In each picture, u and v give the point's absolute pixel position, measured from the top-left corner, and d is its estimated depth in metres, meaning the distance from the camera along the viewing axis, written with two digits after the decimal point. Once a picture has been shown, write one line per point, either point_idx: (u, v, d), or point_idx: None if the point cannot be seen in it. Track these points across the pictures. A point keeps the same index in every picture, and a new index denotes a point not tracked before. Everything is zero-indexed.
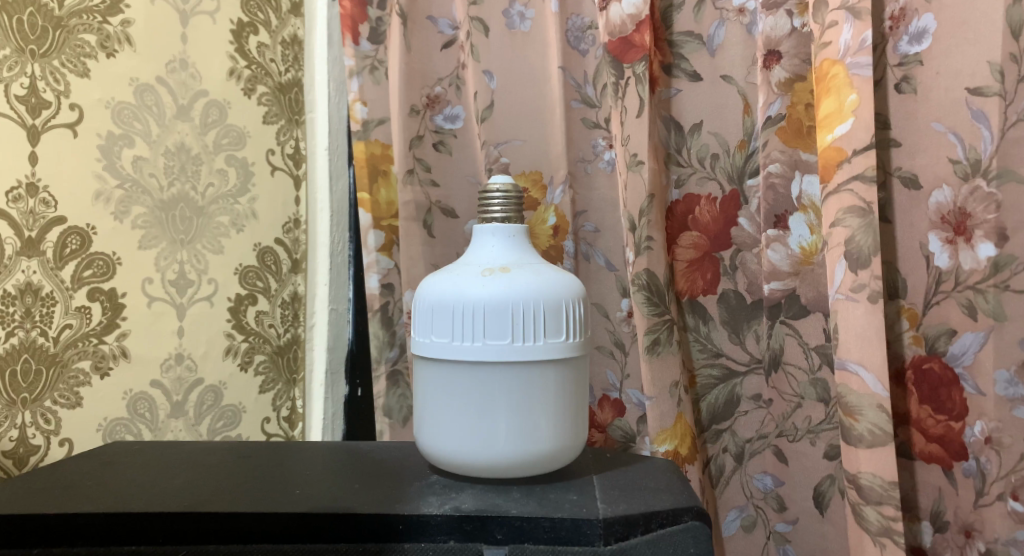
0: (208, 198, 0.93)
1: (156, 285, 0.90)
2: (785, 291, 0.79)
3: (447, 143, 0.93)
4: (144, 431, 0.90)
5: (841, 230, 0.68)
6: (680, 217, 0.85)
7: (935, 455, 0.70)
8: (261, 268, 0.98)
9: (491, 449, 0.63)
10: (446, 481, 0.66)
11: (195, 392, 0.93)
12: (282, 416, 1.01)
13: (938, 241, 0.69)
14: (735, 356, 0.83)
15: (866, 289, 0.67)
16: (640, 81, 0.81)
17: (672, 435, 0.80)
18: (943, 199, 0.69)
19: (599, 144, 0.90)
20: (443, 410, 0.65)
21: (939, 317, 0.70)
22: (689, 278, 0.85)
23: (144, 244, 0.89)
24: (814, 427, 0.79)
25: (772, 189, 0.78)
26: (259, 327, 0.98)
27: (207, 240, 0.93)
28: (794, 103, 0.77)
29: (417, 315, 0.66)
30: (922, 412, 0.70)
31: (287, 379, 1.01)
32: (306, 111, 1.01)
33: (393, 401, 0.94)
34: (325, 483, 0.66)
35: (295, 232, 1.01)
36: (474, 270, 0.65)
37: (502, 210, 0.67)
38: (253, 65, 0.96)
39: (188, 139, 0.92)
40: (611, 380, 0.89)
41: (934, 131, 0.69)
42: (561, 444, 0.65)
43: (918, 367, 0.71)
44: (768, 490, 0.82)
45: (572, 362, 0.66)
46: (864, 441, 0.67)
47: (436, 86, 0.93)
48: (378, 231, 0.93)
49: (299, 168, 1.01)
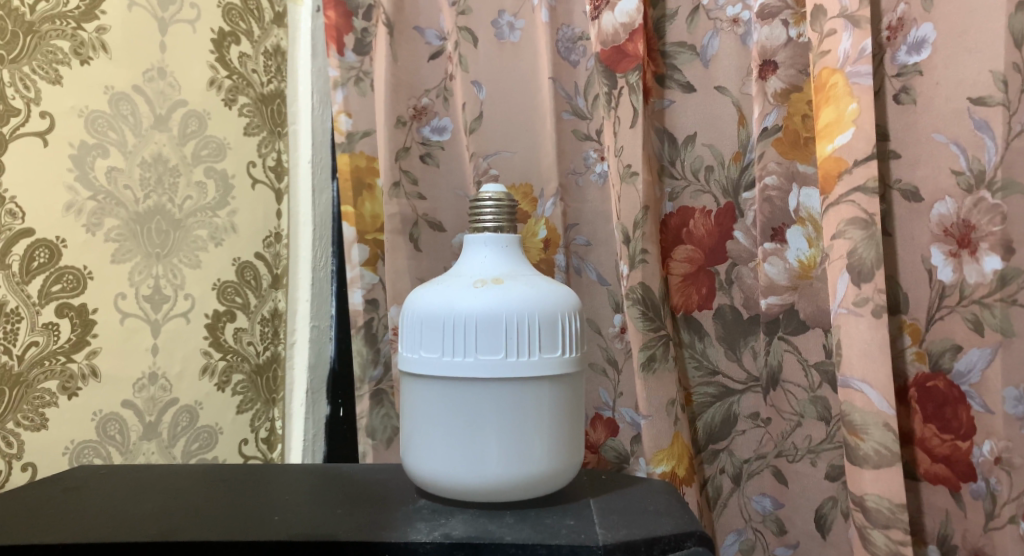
0: (186, 211, 0.90)
1: (130, 300, 0.86)
2: (783, 307, 0.77)
3: (435, 156, 0.91)
4: (115, 454, 0.85)
5: (843, 242, 0.66)
6: (674, 230, 0.83)
7: (941, 476, 0.68)
8: (240, 284, 0.95)
9: (482, 471, 0.60)
10: (435, 506, 0.62)
11: (169, 412, 0.89)
12: (260, 437, 0.97)
13: (941, 254, 0.68)
14: (732, 374, 0.81)
15: (870, 303, 0.65)
16: (634, 91, 0.78)
17: (670, 455, 0.77)
18: (946, 211, 0.67)
19: (591, 156, 0.88)
20: (431, 429, 0.61)
21: (943, 333, 0.68)
22: (683, 293, 0.82)
23: (117, 257, 0.85)
24: (814, 447, 0.77)
25: (769, 201, 0.76)
26: (238, 345, 0.95)
27: (184, 254, 0.90)
28: (790, 114, 0.76)
29: (405, 329, 0.63)
30: (927, 431, 0.68)
31: (266, 399, 0.98)
32: (289, 123, 0.99)
33: (377, 421, 0.90)
34: (307, 508, 0.62)
35: (276, 246, 0.98)
36: (466, 281, 0.62)
37: (494, 220, 0.64)
38: (234, 75, 0.93)
39: (165, 150, 0.88)
40: (604, 399, 0.86)
41: (936, 142, 0.67)
42: (555, 466, 0.62)
43: (922, 385, 0.69)
44: (767, 512, 0.79)
45: (568, 380, 0.63)
46: (870, 461, 0.65)
47: (423, 97, 0.91)
48: (362, 245, 0.90)
49: (281, 181, 0.98)
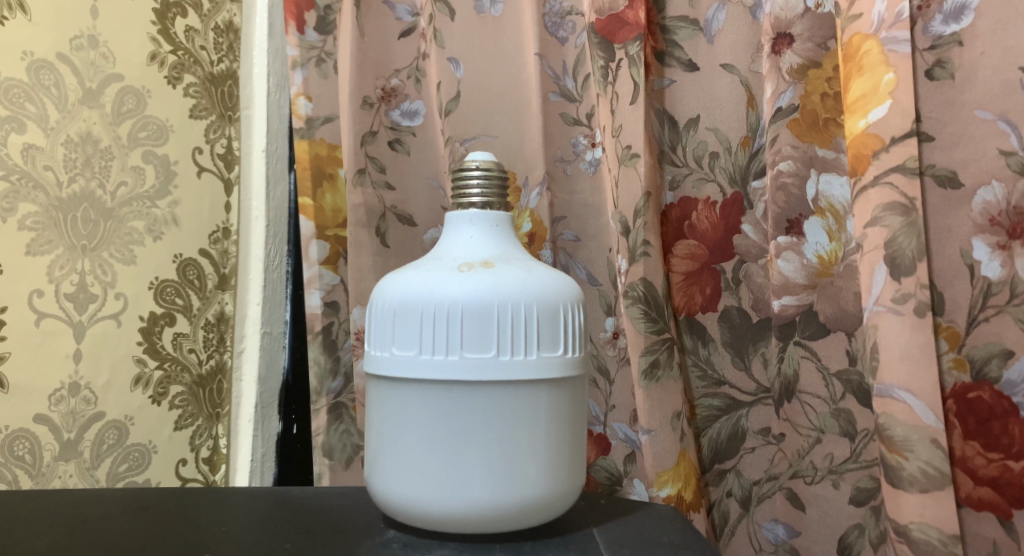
0: (119, 199, 0.78)
1: (48, 299, 0.74)
2: (800, 307, 0.68)
3: (405, 142, 0.80)
4: (22, 477, 0.73)
5: (879, 229, 0.60)
6: (675, 223, 0.74)
7: (988, 501, 0.60)
8: (182, 284, 0.82)
9: (465, 495, 0.49)
10: (407, 539, 0.52)
11: (93, 429, 0.77)
12: (201, 457, 0.84)
13: (986, 247, 0.60)
14: (740, 385, 0.72)
15: (911, 300, 0.59)
16: (634, 63, 0.70)
17: (675, 477, 0.68)
18: (991, 198, 0.60)
19: (581, 142, 0.78)
20: (404, 444, 0.51)
21: (988, 336, 0.60)
22: (685, 293, 0.74)
23: (34, 249, 0.73)
24: (836, 468, 0.67)
25: (783, 190, 0.67)
26: (177, 352, 0.82)
27: (116, 248, 0.78)
28: (808, 92, 0.67)
29: (374, 322, 0.53)
30: (969, 449, 0.60)
31: (208, 414, 0.85)
32: (241, 107, 0.86)
33: (335, 440, 0.79)
34: (248, 544, 0.51)
35: (224, 243, 0.85)
36: (449, 264, 0.52)
37: (482, 193, 0.55)
38: (179, 50, 0.82)
39: (96, 128, 0.77)
40: (595, 412, 0.76)
41: (981, 119, 0.60)
42: (553, 489, 0.51)
43: (962, 397, 0.60)
44: (779, 541, 0.70)
45: (569, 385, 0.53)
46: (916, 483, 0.58)
47: (392, 78, 0.80)
48: (321, 242, 0.79)
49: (231, 171, 0.86)
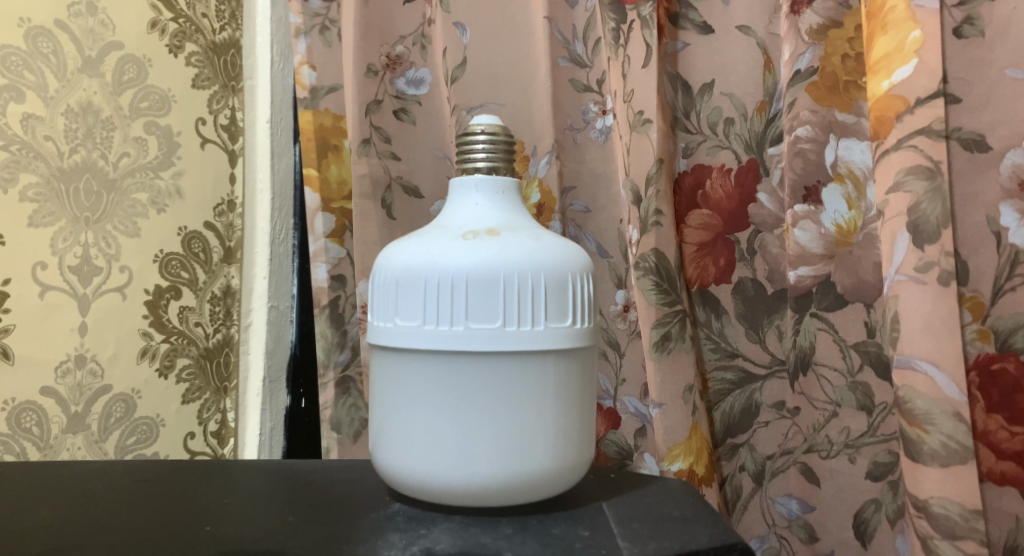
0: (122, 170, 0.77)
1: (52, 271, 0.73)
2: (816, 278, 0.66)
3: (410, 112, 0.78)
4: (30, 450, 0.73)
5: (902, 195, 0.58)
6: (689, 192, 0.72)
7: (1010, 476, 0.58)
8: (186, 256, 0.81)
9: (471, 468, 0.48)
10: (412, 513, 0.51)
11: (99, 402, 0.76)
12: (210, 431, 0.83)
13: (1013, 213, 0.58)
14: (754, 357, 0.70)
15: (934, 269, 0.57)
16: (646, 25, 0.67)
17: (687, 451, 0.67)
18: (1021, 161, 0.57)
19: (591, 110, 0.76)
20: (408, 416, 0.49)
21: (1013, 307, 0.58)
22: (698, 264, 0.72)
23: (36, 221, 0.72)
24: (853, 442, 0.66)
25: (801, 156, 0.65)
26: (184, 326, 0.81)
27: (120, 220, 0.77)
28: (828, 53, 0.64)
29: (376, 293, 0.51)
30: (991, 423, 0.58)
31: (216, 387, 0.83)
32: (244, 77, 0.84)
33: (343, 413, 0.78)
34: (253, 517, 0.50)
35: (229, 215, 0.83)
36: (453, 233, 0.50)
37: (487, 158, 0.53)
38: (180, 18, 0.80)
39: (96, 98, 0.75)
40: (605, 386, 0.75)
41: (1012, 79, 0.57)
42: (560, 463, 0.50)
43: (986, 368, 0.58)
44: (793, 516, 0.69)
45: (578, 356, 0.51)
46: (937, 457, 0.56)
47: (397, 45, 0.78)
48: (327, 214, 0.78)
49: (234, 142, 0.84)
